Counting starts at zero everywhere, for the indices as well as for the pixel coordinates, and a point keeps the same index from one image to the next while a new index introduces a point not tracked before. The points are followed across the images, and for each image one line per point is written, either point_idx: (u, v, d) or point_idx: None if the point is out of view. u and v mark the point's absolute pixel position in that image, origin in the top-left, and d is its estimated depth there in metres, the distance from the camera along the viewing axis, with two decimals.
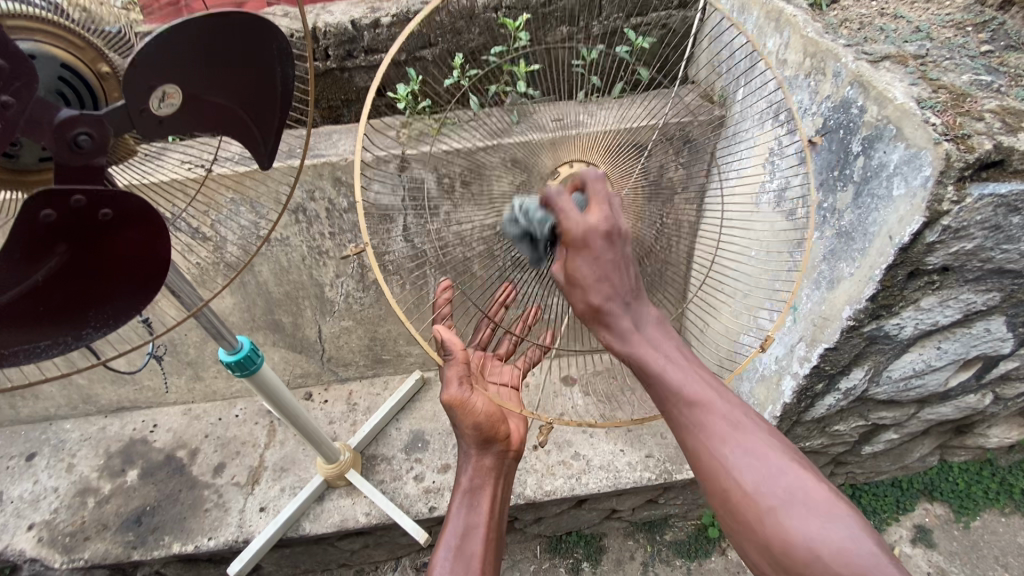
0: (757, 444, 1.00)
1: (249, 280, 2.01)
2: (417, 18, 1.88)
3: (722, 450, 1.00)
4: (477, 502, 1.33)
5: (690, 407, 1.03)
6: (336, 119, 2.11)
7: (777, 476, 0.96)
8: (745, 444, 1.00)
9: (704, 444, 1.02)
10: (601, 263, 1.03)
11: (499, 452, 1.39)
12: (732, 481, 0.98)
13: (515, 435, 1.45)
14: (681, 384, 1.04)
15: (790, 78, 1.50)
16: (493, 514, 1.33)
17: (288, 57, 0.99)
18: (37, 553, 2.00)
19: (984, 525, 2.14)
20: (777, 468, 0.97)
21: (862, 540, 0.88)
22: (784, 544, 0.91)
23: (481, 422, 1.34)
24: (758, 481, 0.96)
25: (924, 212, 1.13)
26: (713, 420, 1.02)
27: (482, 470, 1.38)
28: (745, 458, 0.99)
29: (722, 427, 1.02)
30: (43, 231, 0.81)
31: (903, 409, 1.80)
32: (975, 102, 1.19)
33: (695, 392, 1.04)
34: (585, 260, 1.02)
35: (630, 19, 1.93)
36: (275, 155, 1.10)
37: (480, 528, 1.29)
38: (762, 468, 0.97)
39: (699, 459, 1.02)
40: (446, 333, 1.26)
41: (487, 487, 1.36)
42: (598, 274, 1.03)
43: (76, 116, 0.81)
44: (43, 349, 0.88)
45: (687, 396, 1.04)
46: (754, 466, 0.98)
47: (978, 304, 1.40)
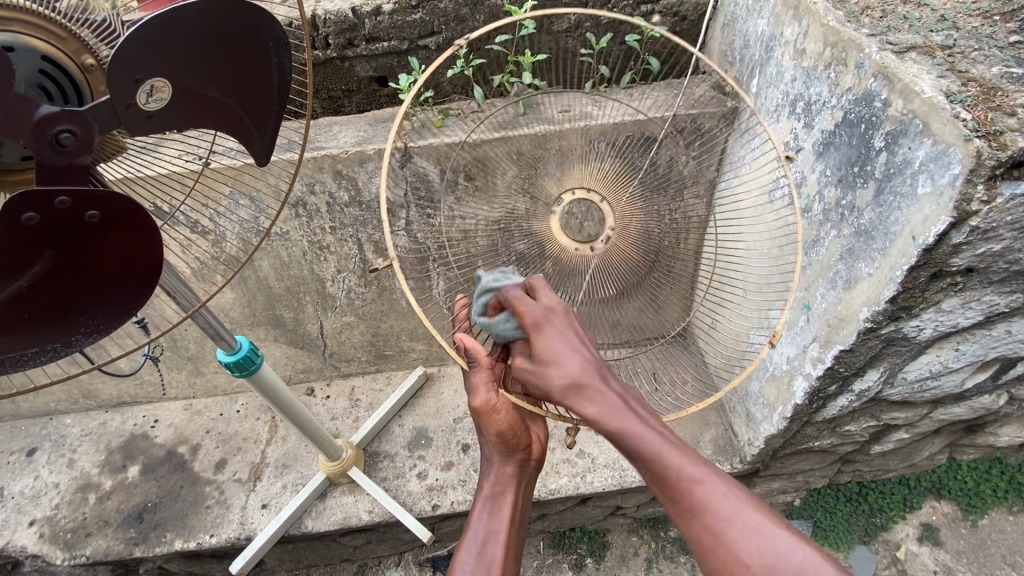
0: (761, 521, 0.87)
1: (249, 275, 1.97)
2: (420, 5, 1.81)
3: (723, 528, 0.88)
4: (498, 508, 1.30)
5: (685, 484, 0.92)
6: (337, 110, 2.06)
7: (784, 547, 0.84)
8: (749, 524, 0.87)
9: (708, 526, 0.89)
10: (566, 346, 1.02)
11: (521, 460, 1.35)
12: (740, 561, 0.84)
13: (536, 444, 1.41)
14: (676, 462, 0.93)
15: (808, 69, 1.45)
16: (513, 522, 1.29)
17: (284, 48, 0.93)
18: (38, 549, 1.98)
19: (991, 523, 2.10)
20: (787, 542, 0.84)
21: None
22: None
23: (505, 432, 1.30)
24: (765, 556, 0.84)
25: (951, 212, 1.08)
26: (713, 498, 0.90)
27: (504, 478, 1.35)
28: (750, 535, 0.86)
29: (722, 504, 0.89)
30: (26, 235, 0.78)
31: (915, 409, 1.76)
32: (1007, 96, 1.13)
33: (689, 468, 0.93)
34: (549, 340, 1.03)
35: (640, 7, 1.86)
36: (271, 152, 1.05)
37: (502, 535, 1.25)
38: (771, 546, 0.84)
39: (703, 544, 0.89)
40: (469, 339, 1.22)
41: (508, 494, 1.32)
42: (561, 352, 1.01)
43: (58, 113, 0.77)
44: (31, 356, 0.84)
45: (681, 473, 0.92)
46: (756, 539, 0.85)
47: (1001, 306, 1.35)
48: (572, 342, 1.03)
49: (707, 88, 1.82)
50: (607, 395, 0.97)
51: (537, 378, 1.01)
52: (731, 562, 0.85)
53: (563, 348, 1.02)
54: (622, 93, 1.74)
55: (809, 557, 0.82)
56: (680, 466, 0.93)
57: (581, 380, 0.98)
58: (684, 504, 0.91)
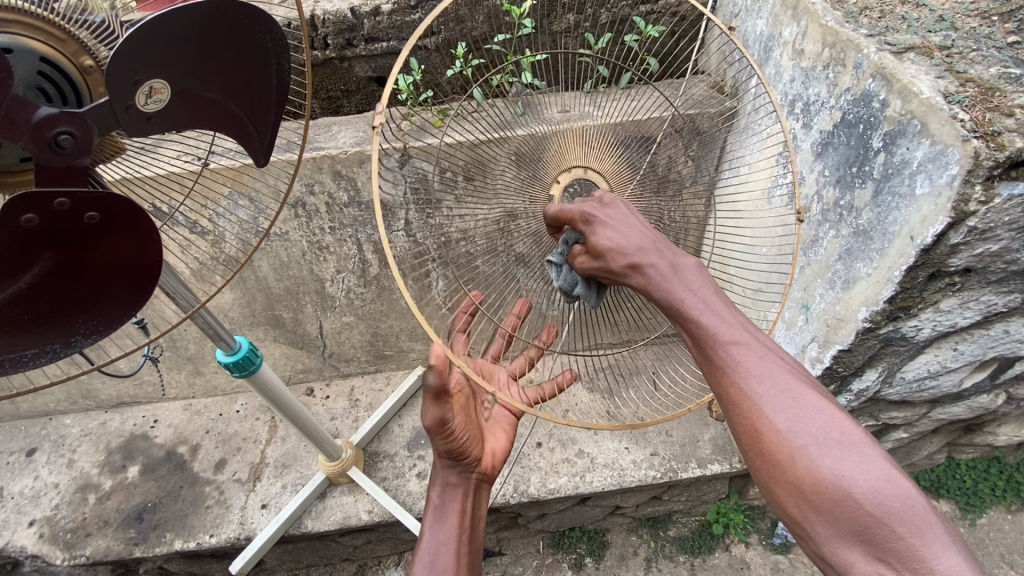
0: (792, 384, 0.89)
1: (248, 275, 1.97)
2: (420, 6, 1.81)
3: (750, 385, 0.90)
4: (445, 518, 1.33)
5: (723, 345, 0.93)
6: (336, 110, 2.06)
7: (814, 416, 0.86)
8: (777, 384, 0.89)
9: (738, 384, 0.91)
10: (623, 230, 1.06)
11: (464, 470, 1.36)
12: (765, 418, 0.87)
13: (486, 459, 1.42)
14: (714, 324, 0.94)
15: (807, 69, 1.45)
16: (462, 529, 1.32)
17: (283, 49, 0.93)
18: (38, 549, 1.98)
19: (990, 522, 2.10)
20: (812, 408, 0.87)
21: (889, 472, 0.81)
22: (816, 485, 0.82)
23: (449, 448, 1.29)
24: (791, 419, 0.87)
25: (949, 212, 1.09)
26: (748, 359, 0.91)
27: (449, 486, 1.36)
28: (779, 397, 0.88)
29: (756, 364, 0.91)
30: (25, 238, 0.78)
31: (913, 409, 1.76)
32: (1005, 96, 1.13)
33: (728, 330, 0.94)
34: (604, 228, 1.08)
35: (639, 8, 1.87)
36: (271, 152, 1.05)
37: (450, 543, 1.29)
38: (797, 410, 0.87)
39: (728, 395, 0.92)
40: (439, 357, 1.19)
41: (454, 503, 1.35)
42: (618, 238, 1.06)
43: (57, 114, 0.77)
44: (31, 357, 0.84)
45: (723, 336, 0.93)
46: (786, 404, 0.88)
47: (999, 306, 1.36)
48: (629, 228, 1.07)
49: (706, 88, 1.82)
50: (659, 266, 1.01)
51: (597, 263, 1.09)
52: (755, 418, 0.88)
53: (616, 234, 1.07)
54: (621, 92, 1.74)
55: (833, 421, 0.86)
56: (718, 327, 0.94)
57: (634, 260, 1.03)
58: (716, 361, 0.93)
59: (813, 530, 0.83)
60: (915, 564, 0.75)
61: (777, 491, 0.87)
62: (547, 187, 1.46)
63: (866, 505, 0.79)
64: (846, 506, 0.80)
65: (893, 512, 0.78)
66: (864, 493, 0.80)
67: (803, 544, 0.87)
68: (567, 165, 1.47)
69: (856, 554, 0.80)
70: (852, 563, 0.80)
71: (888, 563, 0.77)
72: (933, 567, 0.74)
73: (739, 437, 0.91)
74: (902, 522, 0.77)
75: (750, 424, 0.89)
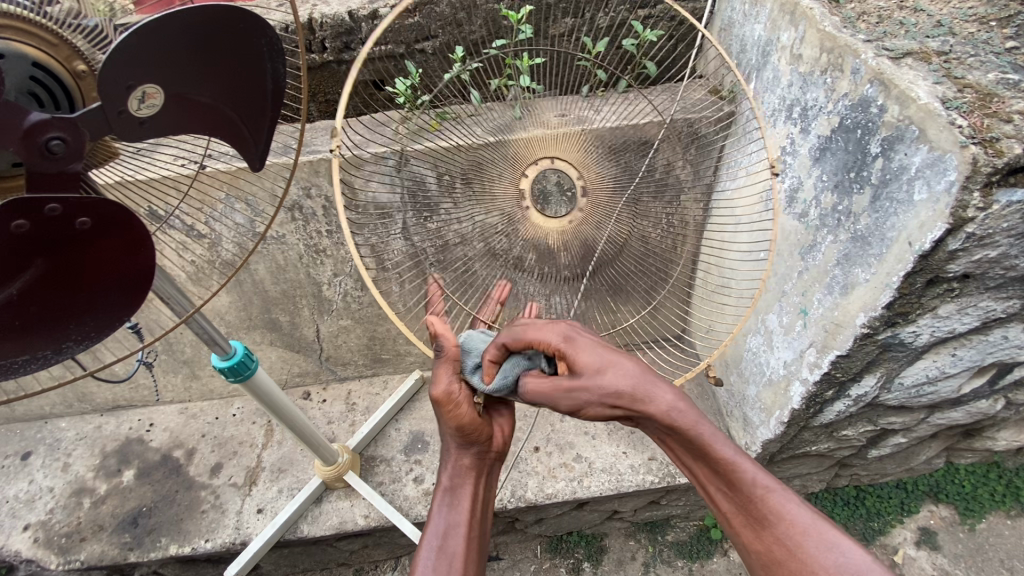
0: (833, 536, 0.98)
1: (244, 279, 1.96)
2: (417, 10, 1.81)
3: (797, 538, 0.99)
4: (458, 502, 1.31)
5: (762, 498, 1.03)
6: (334, 113, 2.05)
7: (862, 566, 0.93)
8: (820, 538, 0.98)
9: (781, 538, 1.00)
10: (607, 356, 1.11)
11: (479, 452, 1.35)
12: (814, 573, 0.95)
13: (498, 436, 1.40)
14: (753, 475, 1.04)
15: (805, 74, 1.45)
16: (473, 513, 1.31)
17: (278, 53, 0.93)
18: (33, 554, 1.97)
19: (989, 527, 2.09)
20: (857, 556, 0.95)
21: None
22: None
23: (464, 426, 1.27)
24: (842, 569, 0.94)
25: (947, 218, 1.09)
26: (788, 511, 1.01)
27: (462, 469, 1.35)
28: (824, 549, 0.97)
29: (795, 518, 1.01)
30: (17, 244, 0.77)
31: (912, 415, 1.76)
32: (1003, 102, 1.13)
33: (765, 483, 1.04)
34: (582, 350, 1.12)
35: (637, 12, 1.87)
36: (265, 156, 1.05)
37: (461, 528, 1.27)
38: (844, 560, 0.95)
39: (777, 552, 1.00)
40: (439, 327, 1.28)
41: (468, 486, 1.33)
42: (600, 360, 1.10)
43: (48, 120, 0.76)
44: (21, 364, 0.83)
45: (762, 485, 1.04)
46: (833, 554, 0.96)
47: (998, 311, 1.35)
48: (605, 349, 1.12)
49: (704, 92, 1.82)
50: (689, 409, 1.06)
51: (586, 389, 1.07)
52: (806, 569, 0.96)
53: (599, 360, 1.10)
54: (619, 97, 1.74)
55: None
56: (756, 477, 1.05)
57: (639, 391, 1.06)
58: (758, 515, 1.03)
59: None
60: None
61: None
62: (516, 181, 1.50)
63: None
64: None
65: None
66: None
67: None
68: (533, 159, 1.50)
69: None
70: None
71: None
72: None
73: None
74: None
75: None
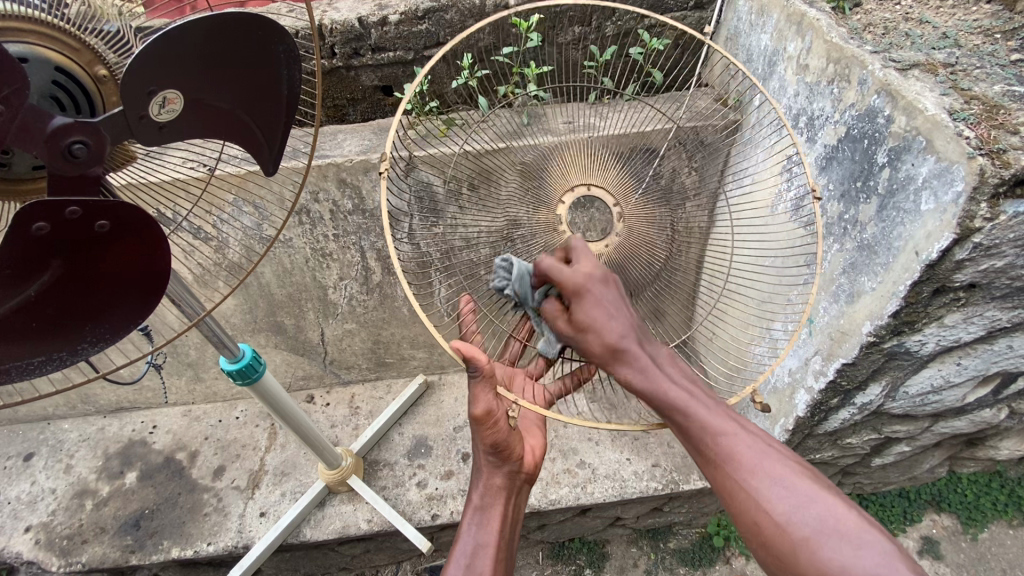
0: (781, 471, 0.95)
1: (250, 282, 1.97)
2: (427, 17, 1.82)
3: (750, 479, 0.94)
4: (487, 520, 1.31)
5: (721, 439, 0.97)
6: (342, 118, 2.08)
7: (813, 507, 0.90)
8: (771, 473, 0.95)
9: (739, 479, 0.95)
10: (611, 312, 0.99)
11: (511, 471, 1.38)
12: (768, 515, 0.91)
13: (529, 457, 1.45)
14: (704, 418, 0.98)
15: (811, 84, 1.46)
16: (503, 533, 1.31)
17: (295, 60, 0.94)
18: (34, 555, 1.97)
19: (991, 537, 2.09)
20: (807, 498, 0.92)
21: (876, 545, 0.85)
22: None
23: (500, 443, 1.31)
24: (790, 511, 0.91)
25: (954, 228, 1.09)
26: (739, 450, 0.96)
27: (493, 488, 1.36)
28: (779, 490, 0.93)
29: (753, 458, 0.96)
30: (38, 246, 0.78)
31: (916, 423, 1.76)
32: (1010, 114, 1.14)
33: (717, 423, 0.98)
34: (594, 305, 0.99)
35: (644, 21, 1.89)
36: (279, 162, 1.06)
37: (491, 547, 1.26)
38: (800, 502, 0.91)
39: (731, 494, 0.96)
40: (471, 349, 1.18)
41: (497, 506, 1.34)
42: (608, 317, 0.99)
43: (71, 124, 0.77)
44: (37, 365, 0.84)
45: (712, 428, 0.98)
46: (784, 494, 0.92)
47: (1003, 321, 1.36)
48: (611, 306, 1.01)
49: (709, 101, 1.84)
50: (639, 360, 0.99)
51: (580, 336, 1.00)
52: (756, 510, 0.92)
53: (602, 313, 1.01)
54: (625, 104, 1.75)
55: (837, 515, 0.89)
56: (731, 437, 0.97)
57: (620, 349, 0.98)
58: (717, 459, 0.97)
59: None
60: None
61: None
62: (552, 208, 1.43)
63: None
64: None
65: None
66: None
67: None
68: (571, 185, 1.45)
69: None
70: None
71: None
72: None
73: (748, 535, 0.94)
74: None
75: (756, 524, 0.92)
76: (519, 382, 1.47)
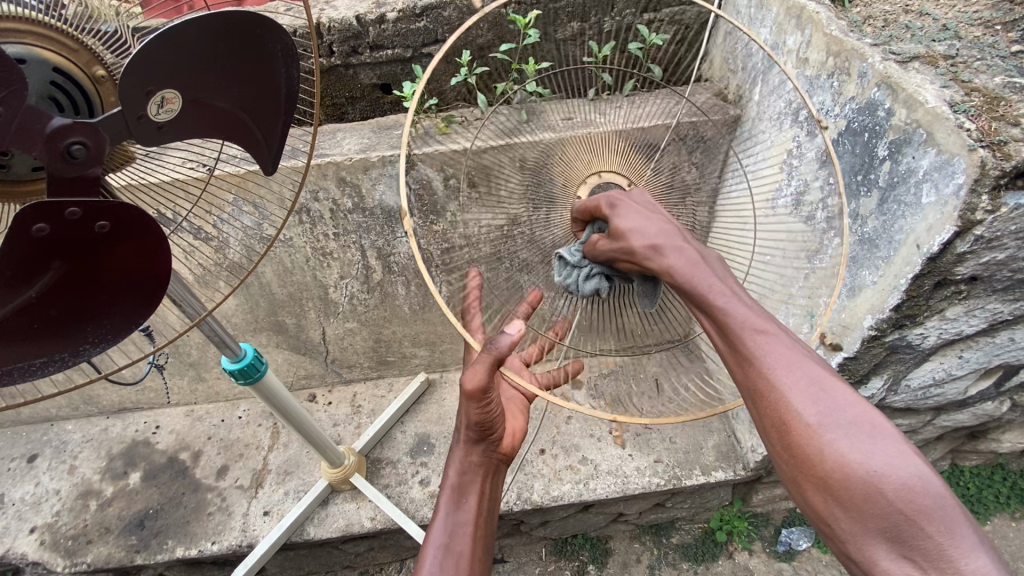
0: (819, 376, 0.89)
1: (251, 282, 1.97)
2: (425, 14, 1.81)
3: (780, 375, 0.88)
4: (464, 500, 1.33)
5: (752, 334, 0.91)
6: (341, 117, 2.08)
7: (845, 409, 0.85)
8: (806, 375, 0.88)
9: (766, 374, 0.89)
10: (646, 216, 1.09)
11: (487, 449, 1.39)
12: (793, 410, 0.86)
13: (507, 439, 1.45)
14: (744, 312, 0.93)
15: (811, 78, 1.45)
16: (480, 513, 1.34)
17: (292, 58, 0.94)
18: (39, 556, 1.98)
19: (994, 529, 2.07)
20: (842, 400, 0.86)
21: (905, 455, 0.80)
22: (843, 472, 0.81)
23: (482, 421, 1.32)
24: (820, 411, 0.85)
25: (955, 221, 1.09)
26: (777, 348, 0.90)
27: (470, 467, 1.38)
28: (808, 388, 0.87)
29: (786, 356, 0.90)
30: (39, 247, 0.78)
31: (918, 417, 1.76)
32: (1010, 106, 1.14)
33: (757, 320, 0.93)
34: (630, 210, 1.10)
35: (643, 15, 1.89)
36: (279, 162, 1.06)
37: (468, 527, 1.30)
38: (827, 401, 0.86)
39: (756, 390, 0.90)
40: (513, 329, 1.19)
41: (475, 484, 1.36)
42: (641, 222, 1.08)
43: (69, 125, 0.77)
44: (39, 366, 0.84)
45: (751, 323, 0.92)
46: (814, 396, 0.86)
47: (1004, 313, 1.36)
48: (650, 214, 1.10)
49: (709, 96, 1.83)
50: (681, 250, 1.01)
51: (619, 243, 1.09)
52: (783, 406, 0.87)
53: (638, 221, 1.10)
54: (625, 98, 1.73)
55: (865, 415, 0.85)
56: (766, 332, 0.92)
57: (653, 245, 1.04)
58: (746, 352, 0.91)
59: (840, 526, 0.82)
60: (944, 564, 0.74)
61: (803, 483, 0.85)
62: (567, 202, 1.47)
63: (896, 502, 0.78)
64: (875, 502, 0.79)
65: (922, 509, 0.77)
66: (895, 488, 0.78)
67: (826, 541, 0.86)
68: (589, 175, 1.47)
69: (884, 548, 0.78)
70: (877, 562, 0.79)
71: (915, 562, 0.76)
72: (960, 566, 0.73)
73: (766, 429, 0.89)
74: (931, 519, 0.76)
75: (779, 418, 0.87)
76: (512, 363, 1.52)
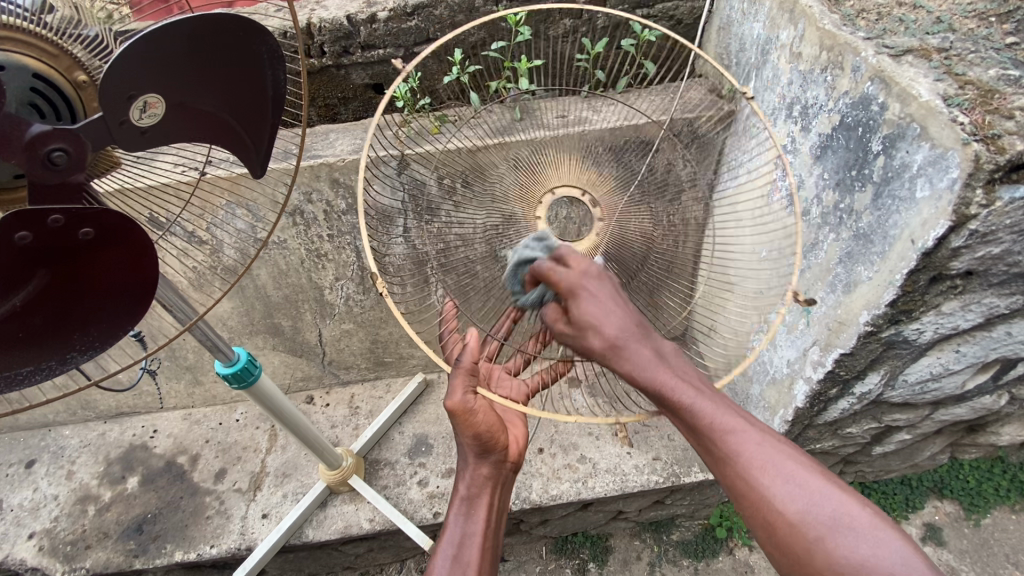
0: (795, 471, 0.94)
1: (246, 284, 1.97)
2: (416, 13, 1.80)
3: (757, 478, 0.94)
4: (473, 511, 1.32)
5: (723, 438, 0.96)
6: (333, 117, 2.07)
7: (824, 500, 0.91)
8: (782, 470, 0.94)
9: (744, 479, 0.94)
10: (606, 306, 1.02)
11: (496, 461, 1.38)
12: (776, 510, 0.91)
13: (513, 447, 1.45)
14: (711, 412, 0.98)
15: (805, 72, 1.44)
16: (489, 523, 1.32)
17: (278, 60, 0.93)
18: (38, 562, 1.97)
19: (994, 522, 2.09)
20: (818, 491, 0.92)
21: (885, 538, 0.85)
22: (832, 565, 0.86)
23: (482, 433, 1.33)
24: (801, 509, 0.91)
25: (950, 216, 1.08)
26: (748, 448, 0.95)
27: (479, 479, 1.36)
28: (786, 485, 0.93)
29: (759, 455, 0.95)
30: (23, 256, 0.78)
31: (916, 411, 1.75)
32: (1004, 99, 1.13)
33: (725, 421, 0.98)
34: (589, 302, 1.02)
35: (636, 12, 1.88)
36: (267, 164, 1.05)
37: (477, 537, 1.28)
38: (807, 495, 0.91)
39: (741, 494, 0.95)
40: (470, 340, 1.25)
41: (484, 496, 1.35)
42: (604, 313, 1.01)
43: (49, 131, 0.76)
44: (26, 376, 0.83)
45: (720, 426, 0.97)
46: (794, 496, 0.92)
47: (1001, 307, 1.35)
48: (610, 303, 1.03)
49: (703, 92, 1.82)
50: (643, 352, 0.99)
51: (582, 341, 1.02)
52: (767, 510, 0.92)
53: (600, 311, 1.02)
54: (619, 96, 1.77)
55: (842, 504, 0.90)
56: (732, 428, 0.97)
57: (619, 342, 0.99)
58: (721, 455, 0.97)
59: None
60: None
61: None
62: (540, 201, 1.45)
63: None
64: None
65: None
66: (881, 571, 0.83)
67: None
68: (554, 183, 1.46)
69: None
70: None
71: None
72: None
73: (756, 529, 0.95)
74: None
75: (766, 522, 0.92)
76: (496, 376, 1.52)
